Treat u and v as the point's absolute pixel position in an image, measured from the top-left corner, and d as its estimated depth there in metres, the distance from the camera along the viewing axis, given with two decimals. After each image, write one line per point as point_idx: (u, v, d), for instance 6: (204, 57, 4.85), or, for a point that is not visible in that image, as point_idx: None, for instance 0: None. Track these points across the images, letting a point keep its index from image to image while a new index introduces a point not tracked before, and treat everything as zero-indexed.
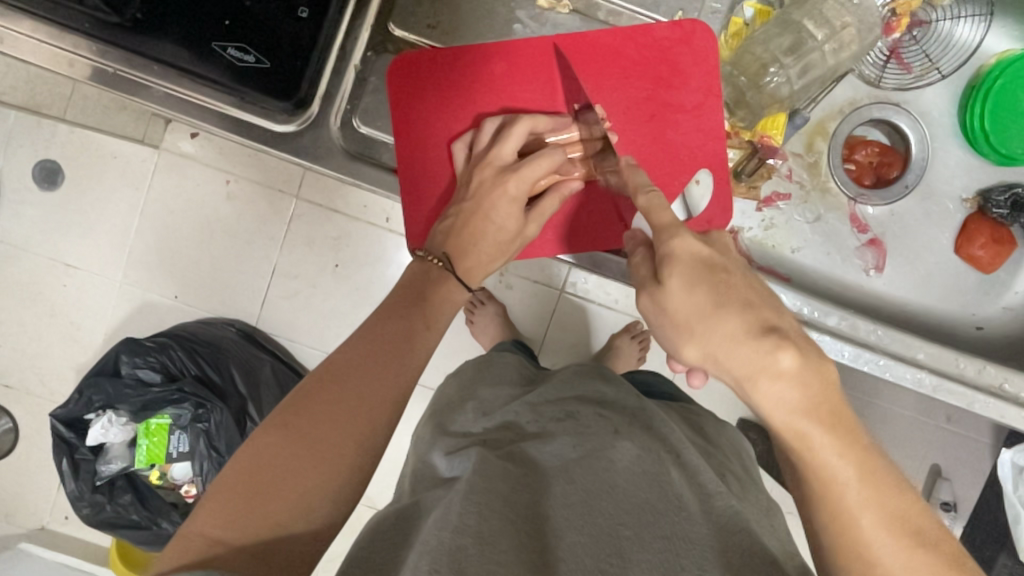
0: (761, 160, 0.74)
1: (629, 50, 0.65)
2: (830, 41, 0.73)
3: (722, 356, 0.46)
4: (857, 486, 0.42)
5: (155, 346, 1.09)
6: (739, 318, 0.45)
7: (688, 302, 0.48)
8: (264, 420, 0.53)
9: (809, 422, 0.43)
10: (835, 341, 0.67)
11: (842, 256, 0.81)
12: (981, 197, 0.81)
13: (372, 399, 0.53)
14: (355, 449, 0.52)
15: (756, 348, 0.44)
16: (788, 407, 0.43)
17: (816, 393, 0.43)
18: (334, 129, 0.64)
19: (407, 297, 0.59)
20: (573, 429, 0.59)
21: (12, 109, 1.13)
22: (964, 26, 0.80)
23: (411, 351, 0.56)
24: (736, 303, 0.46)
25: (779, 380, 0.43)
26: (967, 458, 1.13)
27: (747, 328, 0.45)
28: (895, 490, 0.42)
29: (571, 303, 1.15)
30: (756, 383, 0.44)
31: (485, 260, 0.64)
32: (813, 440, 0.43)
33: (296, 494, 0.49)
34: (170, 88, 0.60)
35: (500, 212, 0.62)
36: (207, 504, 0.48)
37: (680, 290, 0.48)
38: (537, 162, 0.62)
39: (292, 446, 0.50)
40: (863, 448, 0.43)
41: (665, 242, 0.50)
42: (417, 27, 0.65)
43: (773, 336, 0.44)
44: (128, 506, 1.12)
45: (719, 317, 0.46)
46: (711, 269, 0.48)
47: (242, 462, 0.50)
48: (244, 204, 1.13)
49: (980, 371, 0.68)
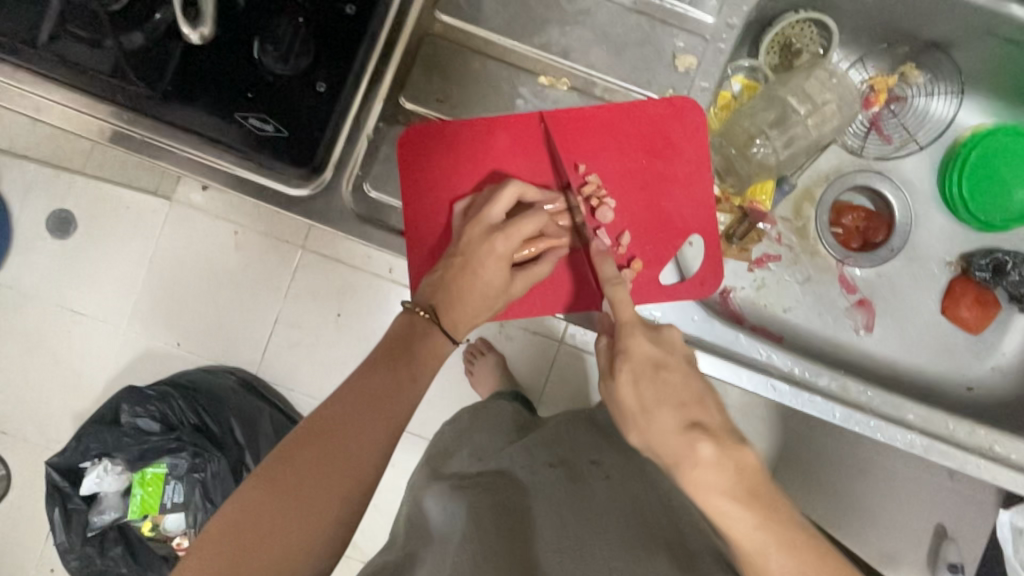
0: (751, 224, 0.78)
1: (624, 125, 0.69)
2: (813, 115, 0.77)
3: (658, 447, 0.50)
4: (776, 558, 0.44)
5: (156, 395, 1.11)
6: (671, 413, 0.50)
7: (629, 394, 0.52)
8: (250, 473, 0.53)
9: (726, 502, 0.45)
10: (827, 403, 0.68)
11: (833, 316, 0.84)
12: (964, 261, 0.84)
13: (355, 452, 0.54)
14: (337, 503, 0.52)
15: (682, 441, 0.48)
16: (710, 491, 0.45)
17: (740, 481, 0.46)
18: (346, 193, 0.68)
19: (394, 350, 0.60)
20: (564, 477, 0.62)
21: (33, 161, 1.18)
22: (939, 101, 0.83)
23: (396, 404, 0.57)
24: (673, 398, 0.51)
25: (701, 468, 0.46)
26: (971, 519, 1.12)
27: (676, 422, 0.49)
28: (819, 560, 0.44)
29: (570, 355, 1.17)
30: (682, 472, 0.47)
31: (471, 314, 0.64)
32: (732, 517, 0.45)
33: (280, 550, 0.49)
34: (194, 154, 0.64)
35: (488, 269, 0.63)
36: (190, 560, 0.49)
37: (626, 384, 0.53)
38: (523, 222, 0.63)
39: (276, 501, 0.51)
40: (784, 523, 0.45)
41: (623, 338, 0.55)
42: (427, 101, 0.69)
43: (699, 429, 0.48)
44: (117, 559, 1.13)
45: (655, 411, 0.51)
46: (655, 365, 0.53)
47: (225, 516, 0.50)
48: (253, 255, 1.17)
49: (969, 432, 0.69)
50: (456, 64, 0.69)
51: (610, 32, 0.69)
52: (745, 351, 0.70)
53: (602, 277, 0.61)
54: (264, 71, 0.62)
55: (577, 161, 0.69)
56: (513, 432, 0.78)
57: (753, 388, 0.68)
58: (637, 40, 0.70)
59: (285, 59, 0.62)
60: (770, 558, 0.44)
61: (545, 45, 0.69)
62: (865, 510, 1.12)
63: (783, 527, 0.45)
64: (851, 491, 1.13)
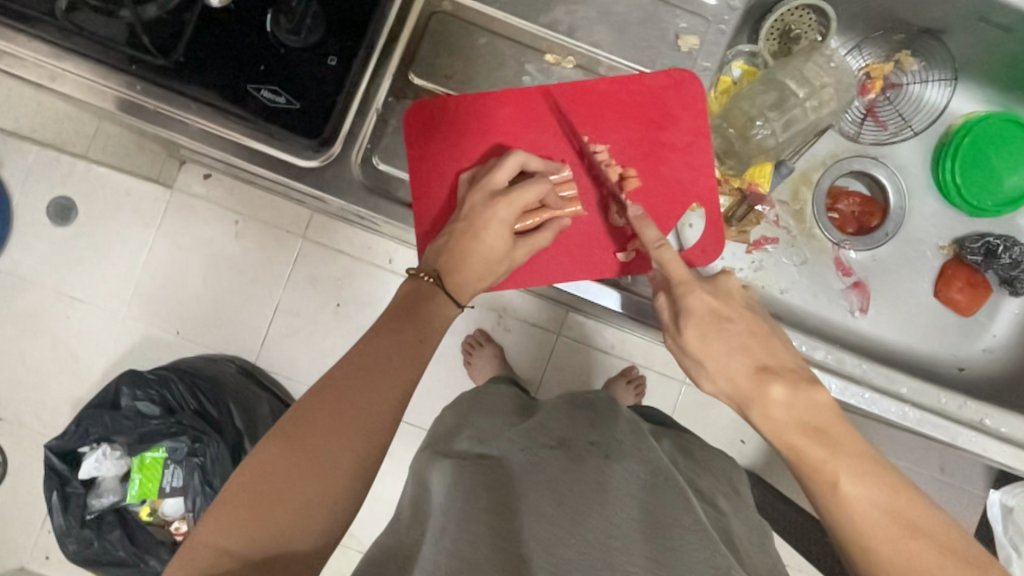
0: (750, 206, 0.79)
1: (625, 97, 0.71)
2: (811, 98, 0.79)
3: (731, 388, 0.58)
4: (852, 483, 0.50)
5: (156, 379, 1.11)
6: (740, 359, 0.57)
7: (699, 346, 0.59)
8: (266, 433, 0.56)
9: (799, 437, 0.53)
10: (823, 375, 0.70)
11: (828, 297, 0.86)
12: (956, 244, 0.86)
13: (368, 409, 0.56)
14: (352, 458, 0.54)
15: (754, 382, 0.56)
16: (783, 426, 0.54)
17: (808, 415, 0.53)
18: (355, 165, 0.69)
19: (401, 314, 0.62)
20: (563, 457, 0.61)
21: (35, 146, 1.19)
22: (933, 88, 0.86)
23: (405, 363, 0.59)
24: (740, 346, 0.58)
25: (773, 406, 0.55)
26: (959, 510, 1.15)
27: (746, 366, 0.57)
28: (891, 489, 0.49)
29: (571, 345, 1.19)
30: (756, 408, 0.56)
31: (475, 279, 0.65)
32: (805, 452, 0.52)
33: (298, 501, 0.52)
34: (207, 125, 0.65)
35: (490, 233, 0.64)
36: (213, 514, 0.51)
37: (692, 337, 0.59)
38: (525, 189, 0.65)
39: (294, 455, 0.53)
40: (854, 454, 0.51)
41: (683, 297, 0.60)
42: (436, 77, 0.71)
43: (767, 373, 0.56)
44: (116, 542, 1.11)
45: (725, 360, 0.58)
46: (719, 318, 0.59)
47: (245, 474, 0.53)
48: (253, 242, 1.18)
49: (961, 406, 0.71)
50: (464, 42, 0.71)
51: (614, 11, 0.71)
52: None
53: (647, 241, 0.63)
54: (277, 44, 0.63)
55: (579, 133, 0.70)
56: (514, 412, 0.79)
57: None
58: (639, 19, 0.72)
59: (297, 31, 0.62)
60: (845, 486, 0.50)
61: (551, 22, 0.71)
62: None
63: (852, 458, 0.51)
64: None
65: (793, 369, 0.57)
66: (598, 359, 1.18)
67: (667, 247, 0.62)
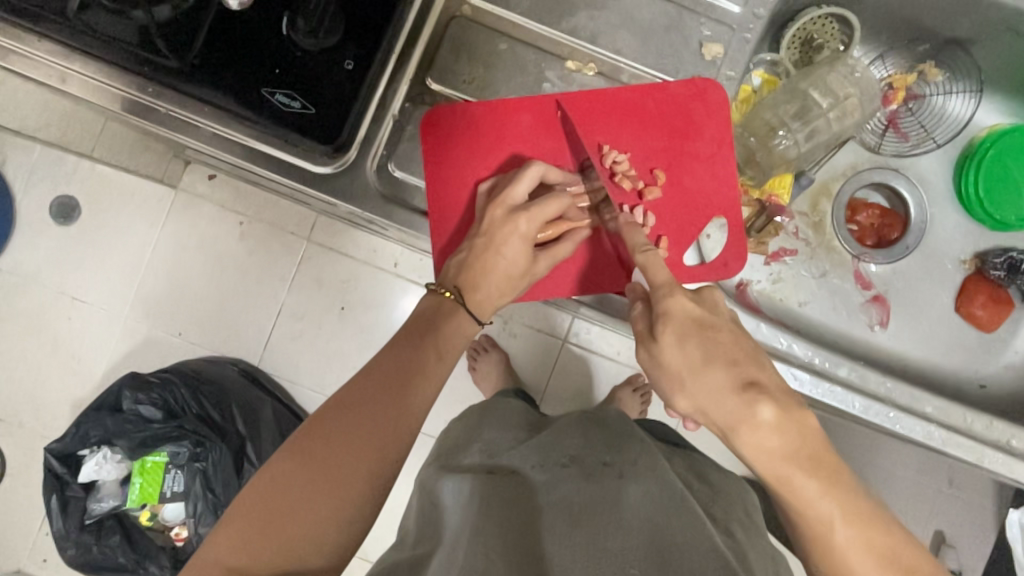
0: (770, 217, 0.78)
1: (647, 106, 0.69)
2: (835, 109, 0.77)
3: (711, 409, 0.50)
4: (842, 528, 0.46)
5: (158, 382, 1.09)
6: (721, 373, 0.50)
7: (676, 355, 0.52)
8: (277, 448, 0.54)
9: (791, 469, 0.47)
10: (848, 393, 0.68)
11: (847, 311, 0.84)
12: (979, 259, 0.85)
13: (384, 427, 0.54)
14: (367, 476, 0.53)
15: (741, 402, 0.49)
16: (773, 455, 0.48)
17: (799, 441, 0.48)
18: (370, 172, 0.67)
19: (419, 328, 0.61)
20: (579, 475, 0.60)
21: (38, 144, 1.17)
22: (956, 100, 0.84)
23: (422, 380, 0.57)
24: (722, 357, 0.51)
25: (762, 431, 0.48)
26: (969, 525, 1.14)
27: (729, 383, 0.50)
28: (881, 531, 0.47)
29: (577, 353, 1.17)
30: (742, 434, 0.48)
31: (496, 294, 0.64)
32: (798, 485, 0.47)
33: (309, 521, 0.50)
34: (219, 129, 0.63)
35: (510, 248, 0.63)
36: (221, 531, 0.50)
37: (670, 345, 0.52)
38: (547, 203, 0.63)
39: (306, 473, 0.51)
40: (848, 492, 0.47)
41: (661, 299, 0.54)
42: (454, 83, 0.70)
43: (755, 390, 0.49)
44: (116, 548, 1.09)
45: (705, 372, 0.50)
46: (700, 326, 0.52)
47: (255, 488, 0.51)
48: (257, 244, 1.16)
49: (987, 426, 0.69)
50: (484, 47, 0.70)
51: (637, 17, 0.70)
52: (767, 340, 0.70)
53: (635, 246, 0.60)
54: (293, 47, 0.61)
55: (601, 142, 0.68)
56: (524, 428, 0.77)
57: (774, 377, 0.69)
58: (664, 26, 0.70)
59: (314, 33, 0.61)
60: (836, 530, 0.47)
61: (573, 29, 0.70)
62: None
63: (846, 497, 0.47)
64: None
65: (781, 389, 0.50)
66: (605, 369, 1.17)
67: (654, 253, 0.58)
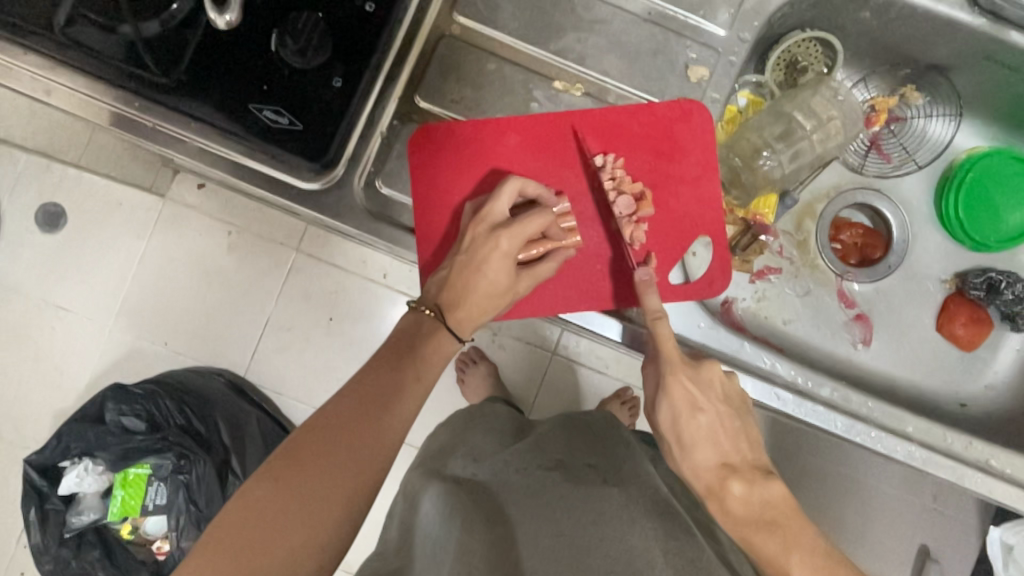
0: (755, 236, 0.78)
1: (634, 127, 0.70)
2: (818, 131, 0.79)
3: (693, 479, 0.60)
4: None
5: (143, 394, 1.07)
6: (708, 450, 0.60)
7: (670, 427, 0.61)
8: (252, 474, 0.53)
9: (753, 532, 0.55)
10: (828, 412, 0.69)
11: (831, 330, 0.85)
12: (959, 279, 0.86)
13: (361, 450, 0.54)
14: (342, 502, 0.52)
15: (715, 473, 0.58)
16: (739, 521, 0.56)
17: (765, 509, 0.56)
18: (357, 188, 0.67)
19: (399, 350, 0.61)
20: (562, 481, 0.60)
21: (26, 152, 1.16)
22: (937, 123, 0.86)
23: (400, 403, 0.58)
24: (707, 435, 0.60)
25: (731, 499, 0.57)
26: (954, 541, 1.14)
27: (711, 459, 0.59)
28: None
29: (564, 365, 1.17)
30: (714, 501, 0.58)
31: (477, 312, 0.64)
32: (755, 544, 0.55)
33: (285, 548, 0.49)
34: (206, 143, 0.62)
35: (491, 267, 0.63)
36: (193, 562, 0.48)
37: (664, 417, 0.61)
38: (528, 220, 0.63)
39: (283, 498, 0.51)
40: (808, 550, 0.54)
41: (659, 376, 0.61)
42: (442, 101, 0.70)
43: (729, 468, 0.58)
44: (95, 563, 1.07)
45: (692, 448, 0.60)
46: (693, 407, 0.60)
47: (229, 515, 0.50)
48: (245, 255, 1.15)
49: (966, 446, 0.70)
50: (473, 66, 0.71)
51: (625, 40, 0.71)
52: (750, 359, 0.71)
53: (646, 309, 0.62)
54: (280, 63, 0.61)
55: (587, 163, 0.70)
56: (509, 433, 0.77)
57: (758, 397, 0.69)
58: (650, 50, 0.71)
59: (302, 53, 0.60)
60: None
61: (561, 50, 0.71)
62: (852, 531, 1.13)
63: (804, 554, 0.54)
64: (838, 509, 1.14)
65: (754, 464, 0.59)
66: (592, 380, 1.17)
67: (664, 322, 0.60)
